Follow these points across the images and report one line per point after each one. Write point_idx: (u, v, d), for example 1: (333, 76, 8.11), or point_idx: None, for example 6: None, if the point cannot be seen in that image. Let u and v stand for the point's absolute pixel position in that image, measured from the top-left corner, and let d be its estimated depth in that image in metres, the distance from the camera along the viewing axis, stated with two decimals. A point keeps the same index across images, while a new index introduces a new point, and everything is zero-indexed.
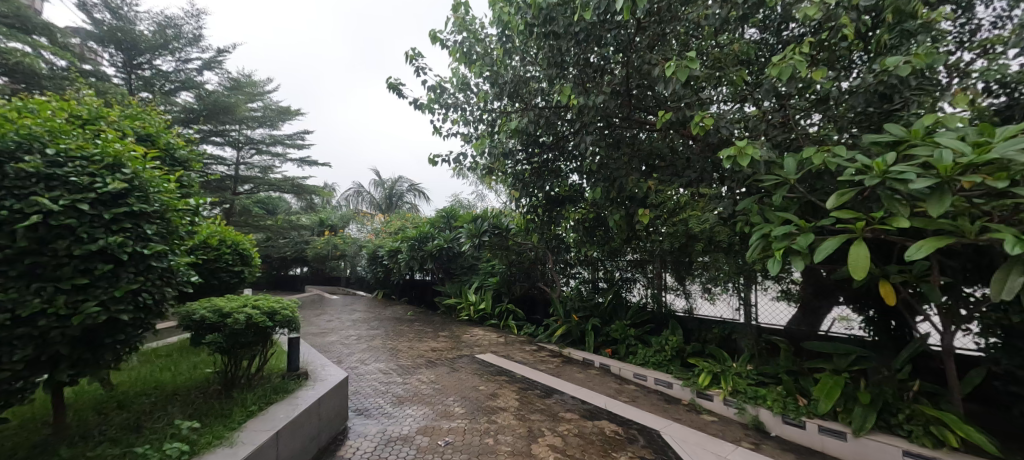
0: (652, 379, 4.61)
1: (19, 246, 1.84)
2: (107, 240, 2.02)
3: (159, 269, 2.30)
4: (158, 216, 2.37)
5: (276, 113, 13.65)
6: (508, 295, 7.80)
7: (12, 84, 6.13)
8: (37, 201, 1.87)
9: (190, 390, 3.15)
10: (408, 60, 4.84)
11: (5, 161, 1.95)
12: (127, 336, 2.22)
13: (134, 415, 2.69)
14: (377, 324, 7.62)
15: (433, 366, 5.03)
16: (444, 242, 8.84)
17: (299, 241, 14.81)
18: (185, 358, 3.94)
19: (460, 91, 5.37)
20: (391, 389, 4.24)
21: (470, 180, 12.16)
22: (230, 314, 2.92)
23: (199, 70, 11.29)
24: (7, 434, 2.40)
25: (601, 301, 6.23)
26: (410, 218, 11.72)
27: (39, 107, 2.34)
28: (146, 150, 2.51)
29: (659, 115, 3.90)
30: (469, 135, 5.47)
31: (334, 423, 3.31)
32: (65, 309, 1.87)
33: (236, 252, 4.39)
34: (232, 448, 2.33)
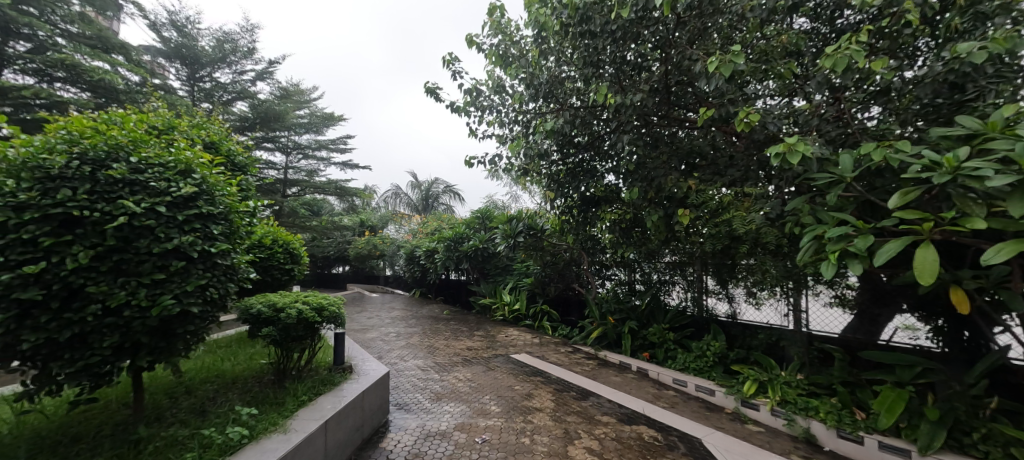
0: (692, 385, 4.45)
1: (108, 244, 2.05)
2: (180, 240, 2.22)
3: (222, 265, 2.50)
4: (223, 217, 2.57)
5: (320, 119, 14.36)
6: (543, 296, 7.78)
7: (94, 98, 6.79)
8: (124, 204, 2.08)
9: (247, 379, 3.37)
10: (445, 64, 4.92)
11: (97, 169, 2.18)
12: (196, 327, 2.42)
13: (200, 400, 2.92)
14: (415, 323, 7.84)
15: (469, 364, 5.12)
16: (480, 243, 8.98)
17: (342, 241, 15.49)
18: (242, 349, 4.23)
19: (495, 93, 5.40)
20: (429, 386, 4.36)
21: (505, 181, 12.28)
22: (284, 309, 3.12)
23: (253, 80, 12.06)
24: (94, 413, 2.68)
25: (638, 304, 6.09)
26: (446, 219, 11.97)
27: (123, 119, 2.59)
28: (212, 157, 2.73)
29: (701, 112, 3.77)
30: (505, 137, 5.50)
31: (377, 417, 3.44)
32: (146, 302, 2.08)
33: (287, 252, 4.66)
34: (285, 435, 2.48)
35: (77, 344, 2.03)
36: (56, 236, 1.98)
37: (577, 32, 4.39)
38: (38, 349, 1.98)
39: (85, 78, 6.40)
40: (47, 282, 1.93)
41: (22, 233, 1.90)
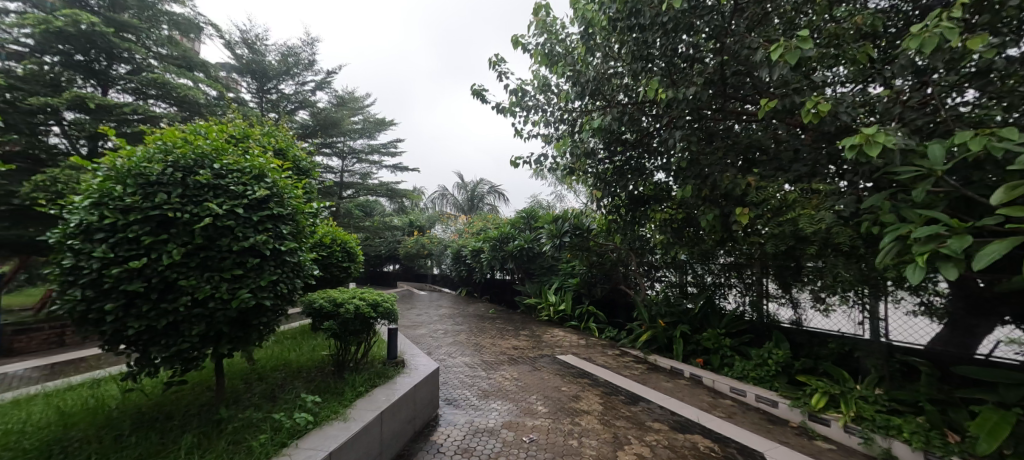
0: (752, 395, 4.17)
1: (196, 243, 2.29)
2: (255, 238, 2.42)
3: (290, 262, 2.69)
4: (291, 218, 2.76)
5: (373, 124, 15.04)
6: (589, 297, 7.66)
7: (180, 112, 7.60)
8: (209, 207, 2.31)
9: (309, 369, 3.60)
10: (491, 66, 4.97)
11: (188, 175, 2.44)
12: (268, 319, 2.62)
13: (270, 386, 3.17)
14: (462, 320, 8.02)
15: (516, 363, 5.15)
16: (525, 242, 9.02)
17: (392, 241, 16.17)
18: (306, 341, 4.53)
19: (541, 92, 5.38)
20: (477, 383, 4.43)
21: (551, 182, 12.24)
22: (343, 303, 3.32)
23: (313, 90, 12.90)
24: (184, 394, 3.00)
25: (690, 307, 5.83)
26: (491, 219, 12.11)
27: (206, 129, 2.87)
28: (282, 163, 2.95)
29: (762, 104, 3.52)
30: (550, 136, 5.47)
31: (427, 411, 3.55)
32: (227, 295, 2.28)
33: (345, 250, 4.94)
34: (345, 423, 2.63)
35: (170, 331, 2.27)
36: (154, 234, 2.23)
37: (626, 26, 4.28)
38: (140, 334, 2.25)
39: (174, 94, 7.16)
40: (147, 276, 2.18)
41: (129, 232, 2.17)
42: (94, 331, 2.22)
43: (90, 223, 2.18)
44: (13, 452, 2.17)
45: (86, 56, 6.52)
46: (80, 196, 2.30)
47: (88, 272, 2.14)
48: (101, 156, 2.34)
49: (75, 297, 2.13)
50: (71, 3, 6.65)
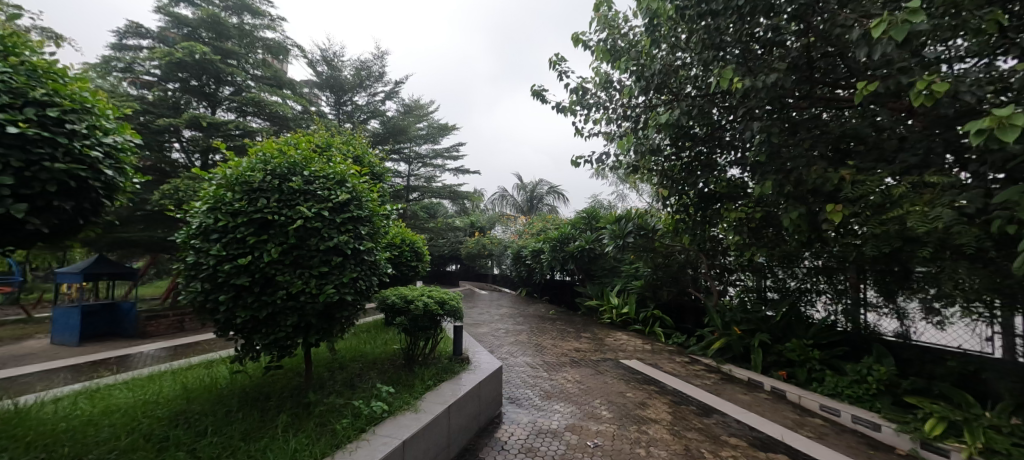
0: (847, 415, 3.71)
1: (290, 242, 2.53)
2: (338, 239, 2.63)
3: (368, 261, 2.89)
4: (368, 220, 2.97)
5: (437, 130, 15.28)
6: (654, 301, 7.34)
7: (272, 126, 8.54)
8: (300, 210, 2.55)
9: (383, 361, 3.85)
10: (552, 66, 4.95)
11: (283, 181, 2.71)
12: (349, 313, 2.83)
13: (350, 375, 3.43)
14: (523, 321, 8.09)
15: (578, 366, 5.07)
16: (586, 243, 8.86)
17: (454, 241, 16.74)
18: (379, 335, 4.85)
19: (603, 89, 5.23)
20: (539, 383, 4.44)
21: (613, 181, 11.93)
22: (413, 300, 3.50)
23: (383, 100, 13.78)
24: (278, 377, 3.35)
25: (770, 314, 5.33)
26: (551, 219, 12.06)
27: (296, 140, 3.17)
28: (359, 169, 3.18)
29: (858, 89, 3.11)
30: (612, 134, 5.31)
31: (491, 408, 3.62)
32: (315, 290, 2.51)
33: (412, 250, 5.20)
34: (416, 414, 2.77)
35: (269, 321, 2.55)
36: (256, 235, 2.52)
37: (695, 14, 4.04)
38: (246, 323, 2.55)
39: (267, 110, 8.07)
40: (251, 271, 2.47)
41: (237, 233, 2.46)
42: (211, 319, 2.55)
43: (208, 225, 2.52)
44: (152, 419, 2.57)
45: (198, 81, 7.56)
46: (199, 201, 2.67)
47: (206, 268, 2.47)
48: (215, 166, 2.68)
49: (196, 289, 2.48)
50: (188, 37, 7.77)
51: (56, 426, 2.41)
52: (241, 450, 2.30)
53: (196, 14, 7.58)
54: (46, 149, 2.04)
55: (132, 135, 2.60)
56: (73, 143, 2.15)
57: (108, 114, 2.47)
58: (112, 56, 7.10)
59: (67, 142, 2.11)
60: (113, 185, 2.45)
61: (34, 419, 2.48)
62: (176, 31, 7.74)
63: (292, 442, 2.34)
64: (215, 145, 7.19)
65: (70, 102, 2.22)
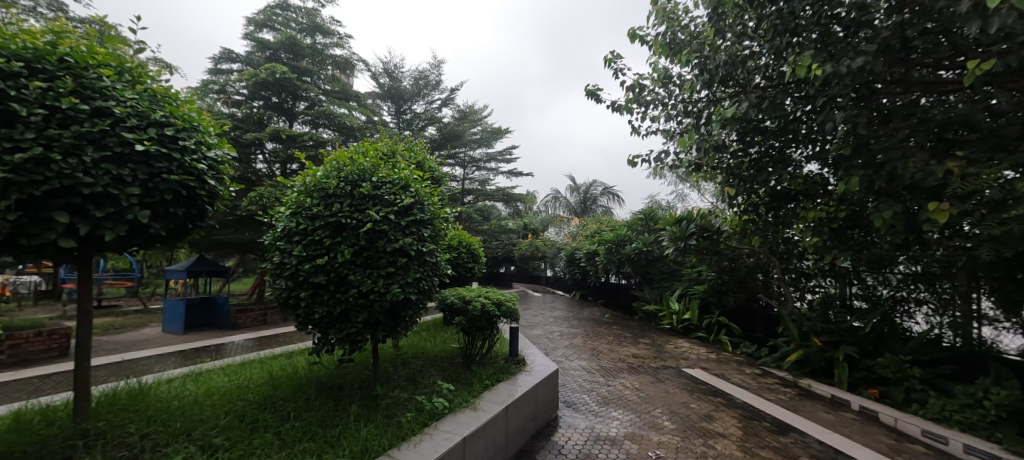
0: (958, 444, 3.18)
1: (360, 244, 2.71)
2: (403, 241, 2.77)
3: (430, 262, 3.02)
4: (429, 222, 3.09)
5: (490, 134, 15.53)
6: (719, 307, 6.89)
7: (341, 136, 9.21)
8: (370, 214, 2.72)
9: (442, 359, 3.98)
10: (607, 64, 4.84)
11: (353, 187, 2.91)
12: (413, 311, 2.97)
13: (413, 371, 3.60)
14: (577, 324, 7.98)
15: (636, 372, 4.90)
16: (644, 245, 8.55)
17: (507, 243, 16.91)
18: (438, 333, 5.03)
19: (662, 85, 5.02)
20: (596, 389, 4.35)
21: (672, 180, 11.43)
22: (471, 301, 3.60)
23: (439, 107, 14.32)
24: (349, 369, 3.60)
25: (857, 325, 4.79)
26: (605, 221, 11.79)
27: (365, 147, 3.38)
28: (421, 174, 3.32)
29: (969, 69, 2.66)
30: (672, 131, 5.07)
31: (547, 411, 3.61)
32: (383, 289, 2.66)
33: (469, 252, 5.35)
34: (476, 412, 2.84)
35: (343, 317, 2.74)
36: (331, 237, 2.72)
37: None
38: (323, 318, 2.76)
39: (336, 122, 8.72)
40: (327, 271, 2.67)
41: (316, 236, 2.68)
42: (292, 313, 2.79)
43: (291, 228, 2.78)
44: (246, 402, 2.87)
45: (278, 98, 8.34)
46: (283, 207, 2.95)
47: (290, 267, 2.72)
48: (296, 174, 2.94)
49: (281, 286, 2.73)
50: (270, 59, 8.63)
51: (170, 404, 2.78)
52: (319, 435, 2.50)
53: (276, 38, 8.38)
54: (164, 163, 2.37)
55: (228, 148, 2.93)
56: (184, 157, 2.46)
57: (210, 131, 2.80)
58: (210, 80, 8.07)
59: (180, 157, 2.43)
60: (214, 193, 2.78)
61: (154, 396, 2.88)
62: (261, 54, 8.64)
63: (363, 431, 2.50)
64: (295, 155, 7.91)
65: (182, 121, 2.56)
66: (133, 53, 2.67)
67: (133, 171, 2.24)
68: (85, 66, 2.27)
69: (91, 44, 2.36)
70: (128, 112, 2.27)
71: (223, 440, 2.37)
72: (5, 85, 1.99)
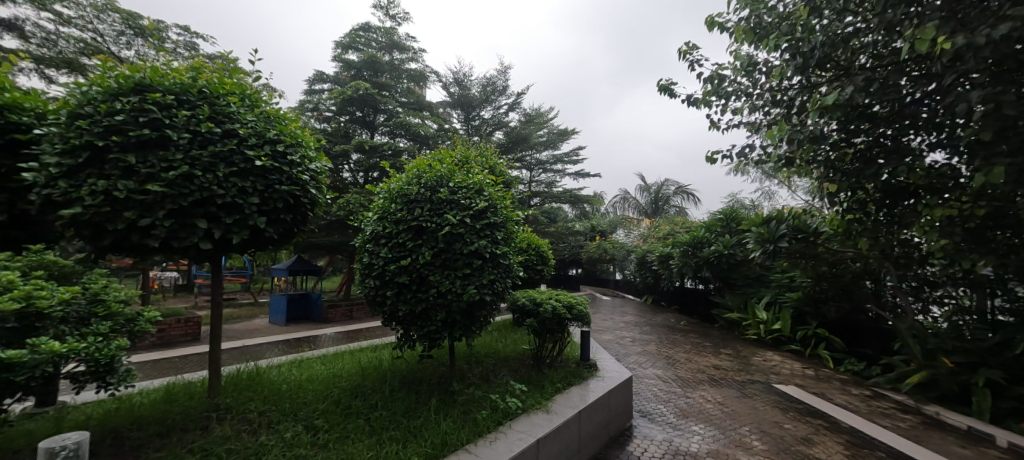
0: None
1: (439, 246, 2.86)
2: (478, 243, 2.87)
3: (503, 264, 3.08)
4: (502, 225, 3.17)
5: (557, 136, 15.56)
6: (816, 318, 6.16)
7: (416, 144, 9.80)
8: (448, 218, 2.86)
9: (514, 359, 4.05)
10: (682, 56, 4.59)
11: (432, 192, 3.07)
12: (487, 312, 3.06)
13: (486, 370, 3.70)
14: (650, 330, 7.64)
15: (718, 385, 4.55)
16: (724, 248, 7.95)
17: (574, 246, 16.68)
18: (509, 334, 5.13)
19: (745, 74, 4.62)
20: (673, 400, 4.11)
21: (758, 177, 10.47)
22: (542, 303, 3.62)
23: (506, 112, 14.62)
24: (427, 364, 3.81)
25: (1003, 345, 3.99)
26: (679, 222, 11.15)
27: (442, 154, 3.56)
28: (494, 178, 3.42)
29: None
30: (758, 123, 4.65)
31: (621, 419, 3.50)
32: (459, 290, 2.78)
33: (538, 254, 5.39)
34: (549, 415, 2.84)
35: (424, 316, 2.91)
36: (413, 240, 2.90)
37: None
38: (406, 315, 2.95)
39: (412, 131, 9.30)
40: (409, 271, 2.86)
41: (400, 239, 2.88)
42: (379, 310, 3.01)
43: (378, 231, 3.02)
44: (339, 388, 3.17)
45: (362, 112, 9.12)
46: (371, 212, 3.21)
47: (377, 267, 2.95)
48: (381, 182, 3.18)
49: (370, 285, 2.97)
50: (354, 77, 9.48)
51: (279, 386, 3.16)
52: (403, 425, 2.68)
53: (360, 57, 9.17)
54: (276, 175, 2.71)
55: (325, 160, 3.27)
56: (291, 169, 2.80)
57: (312, 146, 3.15)
58: (307, 100, 9.08)
59: (288, 169, 2.76)
60: (315, 200, 3.12)
61: (266, 379, 3.29)
62: (347, 73, 9.52)
63: (443, 425, 2.63)
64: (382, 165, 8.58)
65: (290, 138, 2.91)
66: (251, 81, 3.09)
67: (253, 183, 2.60)
68: (217, 95, 2.69)
69: (221, 76, 2.79)
70: (249, 133, 2.64)
71: (322, 423, 2.63)
72: (162, 116, 2.41)
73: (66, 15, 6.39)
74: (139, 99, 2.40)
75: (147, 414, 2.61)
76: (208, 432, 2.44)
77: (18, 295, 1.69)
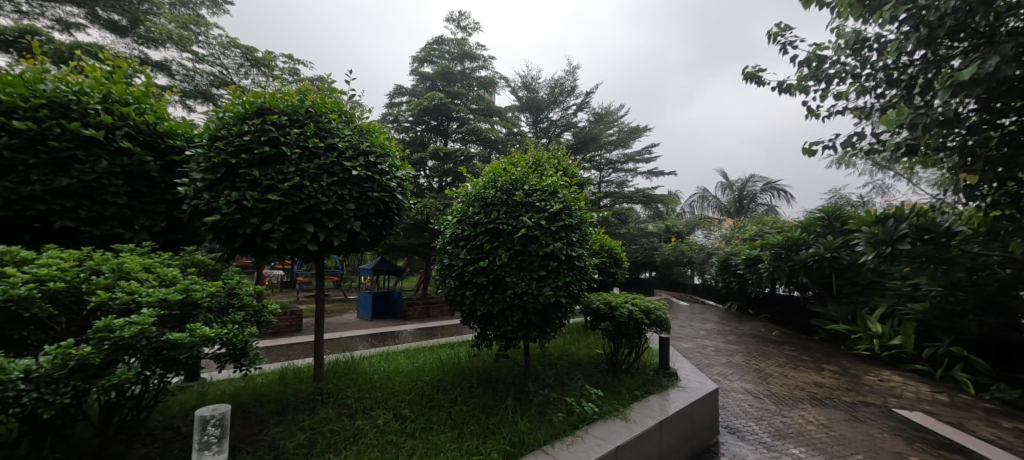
0: None
1: (514, 248, 2.92)
2: (553, 245, 2.88)
3: (578, 266, 3.07)
4: (576, 227, 3.14)
5: (628, 134, 15.07)
6: (948, 333, 5.20)
7: (487, 149, 10.11)
8: (523, 220, 2.91)
9: (588, 363, 3.99)
10: (773, 39, 4.18)
11: (508, 194, 3.13)
12: (562, 314, 3.06)
13: (560, 372, 3.69)
14: (736, 339, 7.04)
15: (822, 405, 4.05)
16: (825, 251, 7.07)
17: (648, 248, 15.96)
18: (582, 337, 5.06)
19: (850, 53, 4.08)
20: (767, 418, 3.74)
21: (869, 170, 9.14)
22: (617, 307, 3.52)
23: (574, 112, 14.48)
24: (502, 363, 3.90)
25: None
26: (769, 221, 10.13)
27: (517, 157, 3.62)
28: (567, 180, 3.41)
29: None
30: (867, 107, 4.07)
31: (705, 434, 3.27)
32: (536, 291, 2.82)
33: (612, 256, 5.26)
34: (627, 423, 2.75)
35: (500, 315, 2.99)
36: (490, 242, 2.99)
37: None
38: (483, 315, 3.05)
39: (483, 136, 9.59)
40: (487, 272, 2.96)
41: (478, 241, 2.99)
42: (459, 309, 3.16)
43: (457, 234, 3.16)
44: (422, 381, 3.37)
45: (437, 121, 9.64)
46: (450, 215, 3.37)
47: (456, 268, 3.10)
48: (460, 187, 3.32)
49: (450, 285, 3.13)
50: (429, 88, 10.07)
51: (371, 376, 3.45)
52: (482, 421, 2.78)
53: (435, 69, 9.73)
54: (369, 183, 2.98)
55: (409, 168, 3.52)
56: (381, 178, 3.07)
57: (397, 155, 3.41)
58: (388, 112, 9.84)
59: (379, 178, 3.03)
60: (401, 205, 3.37)
61: (360, 368, 3.62)
62: (423, 85, 10.13)
63: (521, 423, 2.67)
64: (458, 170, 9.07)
65: (380, 150, 3.18)
66: (346, 99, 3.43)
67: (350, 191, 2.88)
68: (320, 113, 3.03)
69: (323, 97, 3.14)
70: (346, 146, 2.94)
71: (408, 413, 2.82)
72: (278, 134, 2.78)
73: (201, 53, 7.63)
74: (261, 120, 2.79)
75: (266, 393, 3.01)
76: (314, 413, 2.75)
77: (180, 288, 2.05)
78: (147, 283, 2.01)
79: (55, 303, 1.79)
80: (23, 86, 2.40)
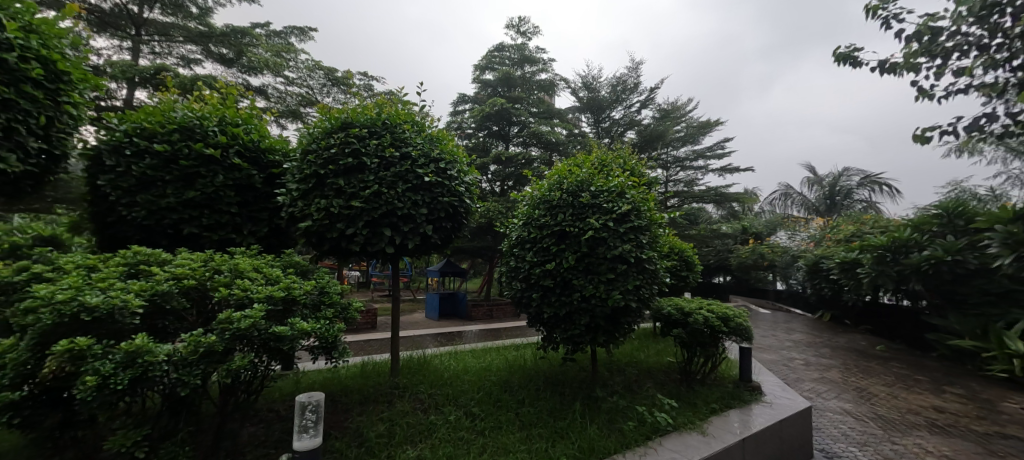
0: None
1: (581, 250, 2.88)
2: (622, 247, 2.80)
3: (649, 269, 2.95)
4: (646, 228, 3.03)
5: (696, 129, 14.22)
6: None
7: (548, 151, 10.11)
8: (590, 222, 2.86)
9: (659, 371, 3.81)
10: (872, 13, 3.70)
11: (574, 197, 3.11)
12: (632, 319, 2.96)
13: (629, 380, 3.57)
14: (830, 353, 6.29)
15: (944, 434, 3.47)
16: (944, 253, 6.08)
17: (722, 250, 14.83)
18: (652, 344, 4.84)
19: (974, 22, 3.48)
20: (874, 444, 3.29)
21: (1003, 158, 7.70)
22: (691, 313, 3.32)
23: (637, 110, 13.99)
24: (568, 367, 3.86)
25: None
26: (869, 220, 8.94)
27: (581, 158, 3.58)
28: (636, 180, 3.30)
29: None
30: (999, 83, 3.45)
31: (796, 456, 2.96)
32: (604, 295, 2.76)
33: (682, 259, 4.99)
34: (705, 437, 2.58)
35: (567, 318, 2.97)
36: (557, 244, 2.99)
37: None
38: (551, 318, 3.05)
39: (544, 139, 9.61)
40: (554, 275, 2.96)
41: (544, 243, 3.00)
42: (525, 311, 3.18)
43: (523, 237, 3.20)
44: (490, 382, 3.44)
45: (499, 126, 9.84)
46: (517, 218, 3.40)
47: (523, 271, 3.13)
48: (525, 190, 3.35)
49: (516, 287, 3.17)
50: (491, 94, 10.33)
51: (442, 373, 3.60)
52: (550, 424, 2.77)
53: (496, 76, 9.98)
54: (440, 189, 3.13)
55: (476, 173, 3.64)
56: (451, 183, 3.21)
57: (465, 161, 3.54)
58: (453, 120, 10.26)
59: (449, 184, 3.17)
60: (469, 210, 3.49)
61: (431, 366, 3.79)
62: (485, 92, 10.43)
63: (590, 430, 2.62)
64: (520, 174, 9.20)
65: (449, 157, 3.32)
66: (417, 109, 3.64)
67: (422, 197, 3.04)
68: (395, 124, 3.24)
69: (398, 109, 3.36)
70: (419, 154, 3.11)
71: (477, 411, 2.90)
72: (360, 146, 3.02)
73: (292, 77, 8.55)
74: (345, 134, 3.05)
75: (350, 384, 3.27)
76: (392, 405, 2.93)
77: (282, 287, 2.31)
78: (257, 281, 2.28)
79: (188, 298, 2.10)
80: (160, 115, 2.86)
